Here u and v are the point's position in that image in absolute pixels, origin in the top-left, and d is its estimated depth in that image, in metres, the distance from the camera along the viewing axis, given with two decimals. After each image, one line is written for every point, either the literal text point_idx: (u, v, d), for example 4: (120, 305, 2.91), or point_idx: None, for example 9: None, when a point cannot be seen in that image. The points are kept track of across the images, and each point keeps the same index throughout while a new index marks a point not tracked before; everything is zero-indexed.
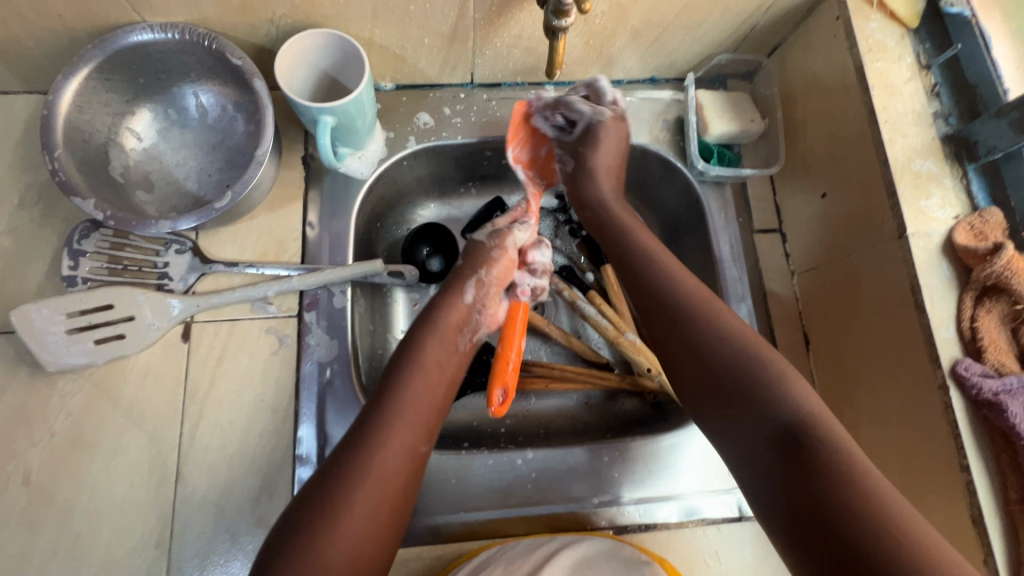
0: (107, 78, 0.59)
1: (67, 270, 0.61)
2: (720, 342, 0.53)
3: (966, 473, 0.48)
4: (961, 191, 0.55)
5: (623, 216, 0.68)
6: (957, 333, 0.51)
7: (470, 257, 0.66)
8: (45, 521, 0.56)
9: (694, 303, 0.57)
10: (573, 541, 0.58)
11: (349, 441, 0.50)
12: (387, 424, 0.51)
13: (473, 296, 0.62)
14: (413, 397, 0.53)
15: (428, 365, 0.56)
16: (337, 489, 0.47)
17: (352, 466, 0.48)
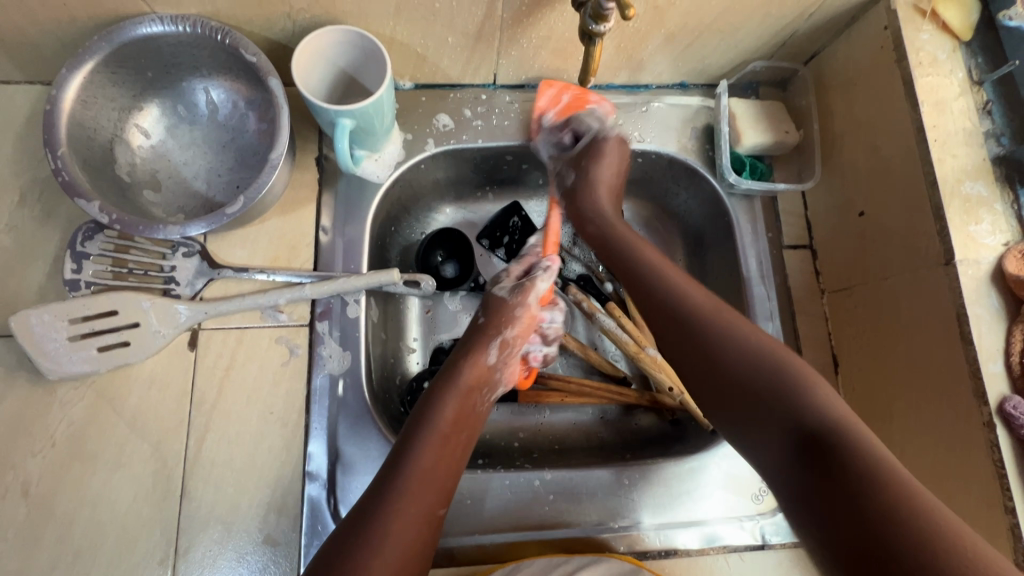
0: (114, 71, 0.56)
1: (70, 273, 0.58)
2: (738, 349, 0.51)
3: (1011, 516, 0.46)
4: (1012, 216, 0.53)
5: (627, 233, 0.66)
6: (1005, 367, 0.49)
7: (489, 313, 0.66)
8: (44, 535, 0.54)
9: (713, 324, 0.54)
10: (590, 563, 0.56)
11: (370, 503, 0.50)
12: (406, 490, 0.50)
13: (496, 356, 0.63)
14: (434, 447, 0.54)
15: (448, 425, 0.56)
16: (359, 549, 0.47)
17: (374, 529, 0.48)
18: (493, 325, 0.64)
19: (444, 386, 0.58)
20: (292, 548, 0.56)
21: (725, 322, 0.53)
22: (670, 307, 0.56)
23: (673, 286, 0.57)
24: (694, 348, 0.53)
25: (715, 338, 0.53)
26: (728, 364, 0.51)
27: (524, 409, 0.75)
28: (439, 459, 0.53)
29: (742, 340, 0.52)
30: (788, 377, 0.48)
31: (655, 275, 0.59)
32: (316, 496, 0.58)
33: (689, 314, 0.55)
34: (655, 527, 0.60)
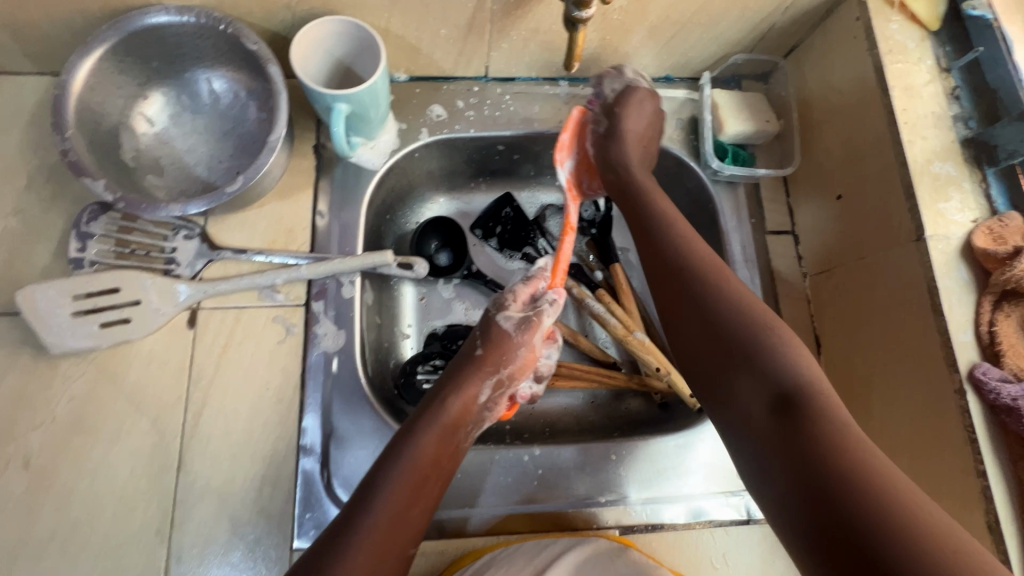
0: (121, 59, 0.59)
1: (74, 252, 0.60)
2: (727, 303, 0.52)
3: (982, 479, 0.48)
4: (980, 195, 0.55)
5: (644, 180, 0.65)
6: (975, 337, 0.50)
7: (490, 345, 0.61)
8: (43, 506, 0.55)
9: (706, 280, 0.54)
10: (576, 542, 0.57)
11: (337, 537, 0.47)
12: (373, 528, 0.47)
13: (489, 394, 0.60)
14: (410, 488, 0.50)
15: (427, 463, 0.53)
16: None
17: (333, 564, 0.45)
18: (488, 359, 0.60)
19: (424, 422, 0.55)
20: (286, 519, 0.57)
21: (716, 278, 0.54)
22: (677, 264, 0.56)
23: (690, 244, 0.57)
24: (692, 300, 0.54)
25: (712, 293, 0.53)
26: (716, 316, 0.52)
27: None
28: (414, 503, 0.50)
29: (732, 298, 0.53)
30: (770, 337, 0.49)
31: (664, 232, 0.59)
32: (310, 469, 0.59)
33: (689, 268, 0.55)
34: (642, 501, 0.62)
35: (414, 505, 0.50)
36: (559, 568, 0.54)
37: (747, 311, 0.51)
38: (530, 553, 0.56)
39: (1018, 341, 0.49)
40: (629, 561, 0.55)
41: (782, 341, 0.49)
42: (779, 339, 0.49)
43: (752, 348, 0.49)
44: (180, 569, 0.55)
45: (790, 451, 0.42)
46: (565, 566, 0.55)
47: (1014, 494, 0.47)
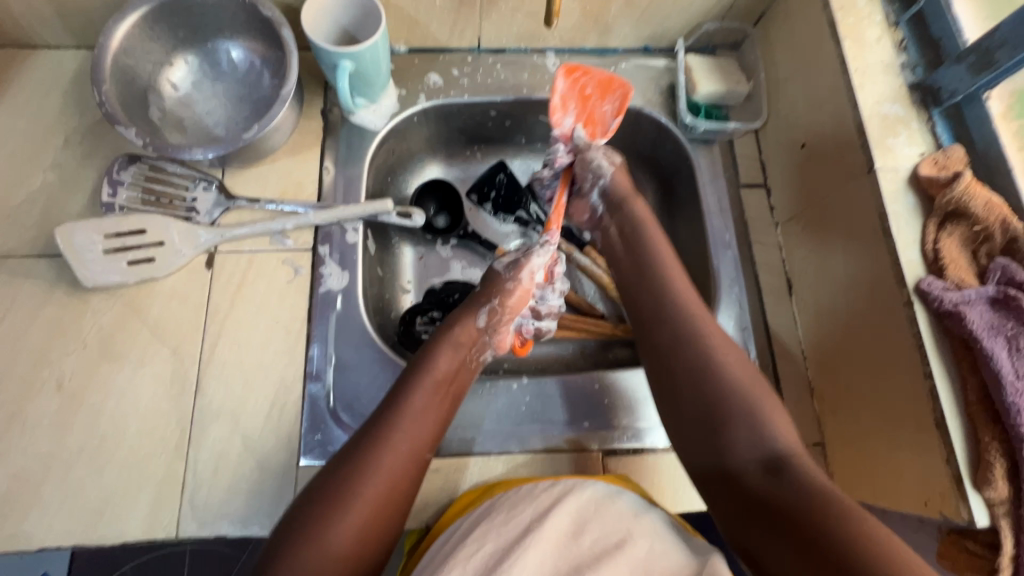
0: (152, 27, 0.66)
1: (106, 198, 0.67)
2: (723, 390, 0.54)
3: (930, 380, 0.52)
4: (926, 132, 0.60)
5: (651, 230, 0.68)
6: (921, 255, 0.55)
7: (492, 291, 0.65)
8: (74, 423, 0.61)
9: (698, 358, 0.57)
10: (575, 488, 0.56)
11: (343, 460, 0.52)
12: (376, 446, 0.52)
13: (486, 322, 0.64)
14: (412, 421, 0.55)
15: (434, 378, 0.58)
16: (322, 508, 0.49)
17: (343, 485, 0.50)
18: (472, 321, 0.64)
19: (417, 370, 0.58)
20: (294, 438, 0.62)
21: (715, 361, 0.56)
22: (680, 343, 0.58)
23: (691, 321, 0.59)
24: (696, 391, 0.55)
25: (710, 362, 0.56)
26: (708, 399, 0.54)
27: None
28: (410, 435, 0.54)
29: (732, 372, 0.55)
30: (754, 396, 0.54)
31: (667, 299, 0.62)
32: (316, 394, 0.64)
33: (694, 350, 0.57)
34: (624, 428, 0.66)
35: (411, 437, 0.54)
36: (561, 511, 0.52)
37: (746, 388, 0.54)
38: (537, 497, 0.55)
39: (960, 256, 0.54)
40: (627, 504, 0.55)
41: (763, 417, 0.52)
42: (774, 417, 0.52)
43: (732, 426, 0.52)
44: (197, 481, 0.60)
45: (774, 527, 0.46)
46: (566, 510, 0.53)
47: (959, 392, 0.51)
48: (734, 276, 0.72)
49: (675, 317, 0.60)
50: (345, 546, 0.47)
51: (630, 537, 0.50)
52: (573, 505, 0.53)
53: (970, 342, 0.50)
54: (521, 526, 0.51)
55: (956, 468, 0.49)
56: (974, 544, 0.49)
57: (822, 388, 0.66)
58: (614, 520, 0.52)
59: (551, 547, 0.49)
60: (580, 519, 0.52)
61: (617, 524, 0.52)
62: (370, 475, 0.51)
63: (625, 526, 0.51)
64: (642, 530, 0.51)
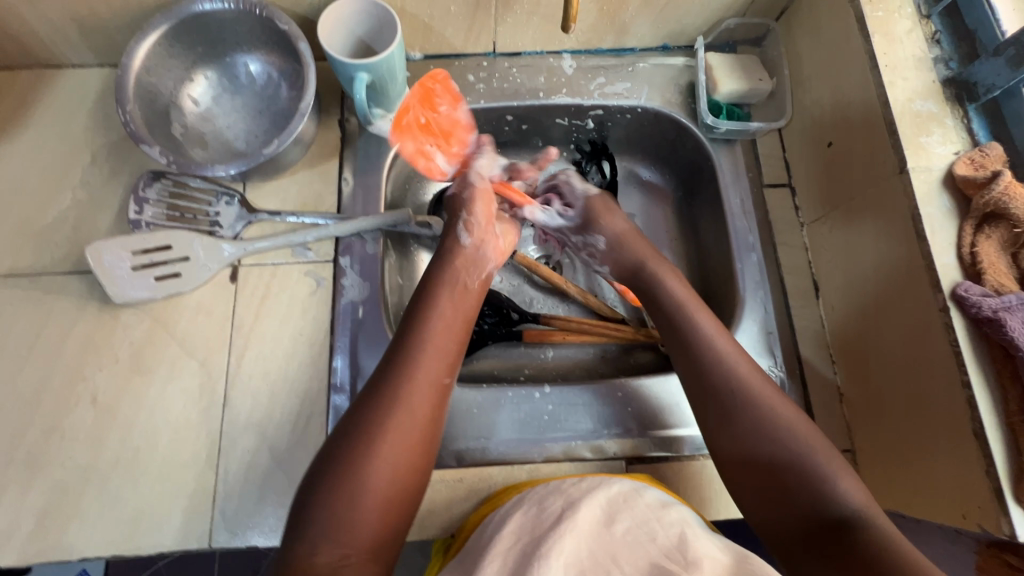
0: (172, 44, 0.67)
1: (133, 215, 0.68)
2: (777, 450, 0.52)
3: (967, 389, 0.50)
4: (962, 129, 0.58)
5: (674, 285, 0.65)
6: (957, 259, 0.53)
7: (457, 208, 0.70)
8: (109, 436, 0.62)
9: (751, 420, 0.53)
10: (603, 483, 0.56)
11: (364, 404, 0.52)
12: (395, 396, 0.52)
13: (471, 238, 0.67)
14: (424, 362, 0.55)
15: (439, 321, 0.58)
16: (353, 448, 0.49)
17: (371, 422, 0.50)
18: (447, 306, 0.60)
19: (413, 320, 0.57)
20: (320, 449, 0.63)
21: (757, 401, 0.54)
22: (717, 390, 0.56)
23: (732, 367, 0.56)
24: (736, 442, 0.54)
25: (753, 408, 0.54)
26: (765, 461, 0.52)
27: (529, 348, 0.81)
28: (394, 434, 0.50)
29: (779, 419, 0.53)
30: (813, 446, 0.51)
31: (708, 344, 0.59)
32: (340, 405, 0.65)
33: (741, 410, 0.54)
34: (648, 436, 0.65)
35: (399, 436, 0.50)
36: (590, 503, 0.53)
37: (801, 449, 0.51)
38: (564, 490, 0.56)
39: (998, 260, 0.52)
40: (653, 498, 0.55)
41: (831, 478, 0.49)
42: (836, 469, 0.50)
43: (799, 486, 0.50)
44: (227, 491, 0.61)
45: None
46: (596, 502, 0.53)
47: (998, 402, 0.49)
48: (759, 280, 0.70)
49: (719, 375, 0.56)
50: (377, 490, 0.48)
51: (660, 529, 0.50)
52: (600, 497, 0.54)
53: (1011, 350, 0.48)
54: (552, 515, 0.52)
55: (996, 481, 0.48)
56: (1016, 559, 0.48)
57: (853, 393, 0.64)
58: (641, 511, 0.52)
59: (583, 535, 0.49)
60: (607, 510, 0.52)
61: (645, 517, 0.51)
62: (382, 435, 0.50)
63: (653, 518, 0.51)
64: (670, 521, 0.51)
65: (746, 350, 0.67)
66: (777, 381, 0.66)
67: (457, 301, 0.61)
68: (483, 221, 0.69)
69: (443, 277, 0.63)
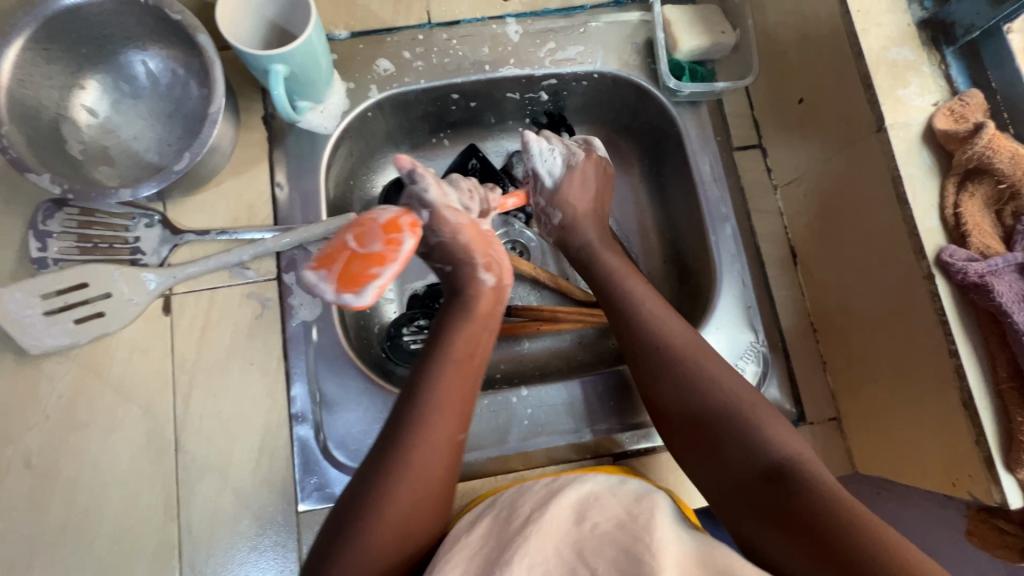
0: (46, 47, 0.57)
1: (36, 252, 0.60)
2: (713, 385, 0.52)
3: (954, 358, 0.48)
4: (940, 77, 0.54)
5: (610, 258, 0.63)
6: (941, 222, 0.50)
7: (449, 258, 0.59)
8: (51, 500, 0.57)
9: (683, 358, 0.54)
10: (577, 480, 0.53)
11: (386, 442, 0.49)
12: (419, 436, 0.49)
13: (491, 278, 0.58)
14: (445, 402, 0.51)
15: (458, 354, 0.53)
16: (374, 490, 0.47)
17: (393, 462, 0.48)
18: (465, 351, 0.54)
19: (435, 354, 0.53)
20: (288, 485, 0.59)
21: (695, 360, 0.54)
22: (646, 337, 0.56)
23: (664, 329, 0.56)
24: (677, 393, 0.53)
25: (696, 378, 0.53)
26: (706, 400, 0.52)
27: (501, 342, 0.76)
28: (403, 499, 0.47)
29: (713, 374, 0.53)
30: (758, 413, 0.50)
31: (623, 295, 0.59)
32: (305, 436, 0.60)
33: (674, 346, 0.55)
34: (633, 428, 0.63)
35: (420, 484, 0.48)
36: (561, 503, 0.49)
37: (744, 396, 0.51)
38: (544, 491, 0.51)
39: (982, 219, 0.50)
40: (628, 490, 0.51)
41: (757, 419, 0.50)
42: (770, 426, 0.50)
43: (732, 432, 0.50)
44: (194, 543, 0.57)
45: (780, 521, 0.45)
46: (567, 501, 0.50)
47: (986, 369, 0.47)
48: (735, 252, 0.67)
49: (655, 330, 0.56)
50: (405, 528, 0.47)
51: (630, 518, 0.47)
52: (571, 497, 0.50)
53: (999, 317, 0.46)
54: (521, 518, 0.48)
55: (986, 451, 0.47)
56: (1007, 524, 0.47)
57: (837, 363, 0.63)
58: (616, 506, 0.49)
59: (553, 535, 0.46)
60: (578, 510, 0.48)
61: (617, 513, 0.48)
62: (403, 480, 0.47)
63: (624, 513, 0.48)
64: (641, 510, 0.48)
65: (726, 328, 0.64)
66: (759, 357, 0.64)
67: (472, 341, 0.55)
68: (481, 255, 0.58)
69: (453, 314, 0.56)
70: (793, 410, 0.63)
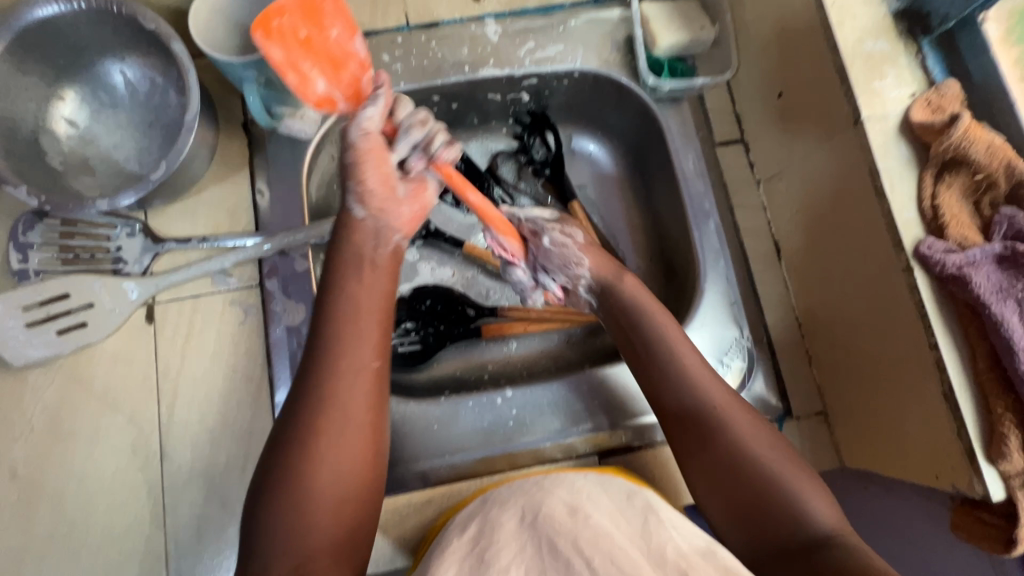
0: (22, 60, 0.57)
1: (17, 264, 0.60)
2: (755, 454, 0.50)
3: (935, 351, 0.48)
4: (916, 68, 0.53)
5: (636, 295, 0.60)
6: (919, 214, 0.50)
7: (357, 197, 0.54)
8: (37, 510, 0.57)
9: (725, 425, 0.52)
10: (563, 478, 0.51)
11: (294, 417, 0.48)
12: (323, 415, 0.48)
13: (399, 237, 0.56)
14: (348, 381, 0.49)
15: (351, 315, 0.52)
16: (285, 470, 0.46)
17: (297, 447, 0.47)
18: (356, 314, 0.52)
19: (323, 320, 0.51)
20: None
21: (734, 428, 0.51)
22: (687, 407, 0.53)
23: (704, 392, 0.53)
24: (717, 462, 0.51)
25: (734, 448, 0.51)
26: (749, 468, 0.49)
27: (489, 343, 0.75)
28: (330, 476, 0.46)
29: (748, 442, 0.51)
30: (796, 479, 0.49)
31: (658, 344, 0.57)
32: None
33: (707, 413, 0.52)
34: (619, 427, 0.63)
35: (336, 467, 0.47)
36: (551, 501, 0.48)
37: (786, 463, 0.50)
38: (528, 490, 0.51)
39: (960, 212, 0.49)
40: (618, 487, 0.51)
41: (792, 487, 0.48)
42: (804, 488, 0.48)
43: (768, 500, 0.48)
44: (180, 550, 0.57)
45: None
46: (555, 501, 0.48)
47: (966, 360, 0.47)
48: (719, 248, 0.66)
49: (691, 392, 0.54)
50: (331, 519, 0.46)
51: (624, 519, 0.47)
52: (560, 492, 0.49)
53: (978, 308, 0.46)
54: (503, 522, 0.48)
55: (968, 443, 0.46)
56: (990, 516, 0.47)
57: (822, 357, 0.62)
58: (609, 504, 0.49)
59: (544, 532, 0.46)
60: (569, 502, 0.48)
61: (612, 509, 0.48)
62: (317, 460, 0.46)
63: (617, 511, 0.48)
64: (634, 511, 0.48)
65: (712, 325, 0.64)
66: (745, 352, 0.63)
67: (370, 299, 0.53)
68: (409, 205, 0.56)
69: (341, 259, 0.54)
70: (781, 405, 0.63)
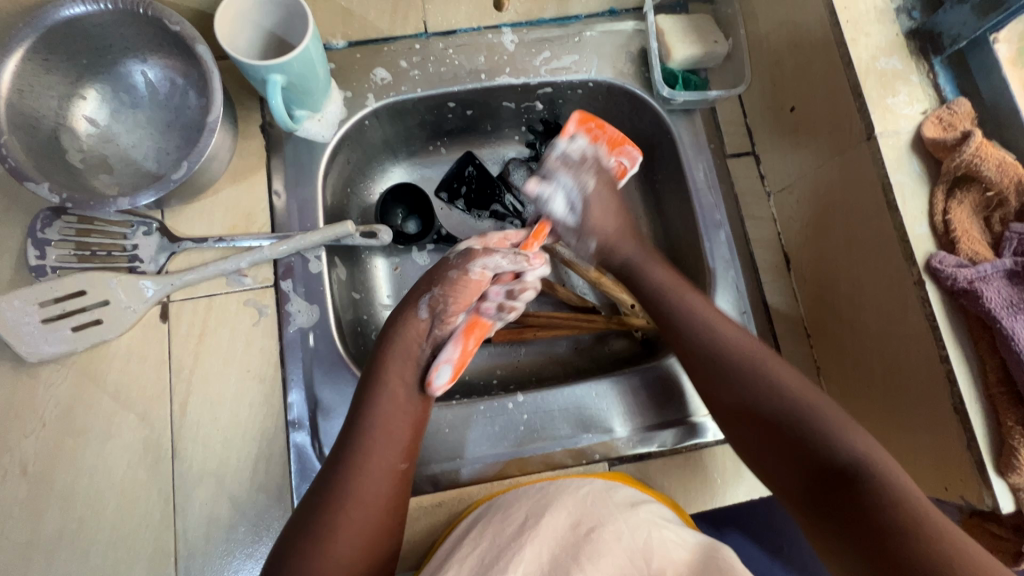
0: (46, 58, 0.57)
1: (34, 260, 0.60)
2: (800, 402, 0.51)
3: (946, 364, 0.49)
4: (928, 86, 0.54)
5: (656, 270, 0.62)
6: (931, 228, 0.51)
7: (434, 281, 0.60)
8: (48, 508, 0.57)
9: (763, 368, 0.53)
10: (571, 485, 0.52)
11: (335, 466, 0.52)
12: (356, 473, 0.51)
13: (428, 314, 0.59)
14: (378, 443, 0.53)
15: (393, 391, 0.56)
16: (322, 517, 0.49)
17: (332, 497, 0.50)
18: (399, 388, 0.56)
19: (370, 388, 0.56)
20: (284, 492, 0.59)
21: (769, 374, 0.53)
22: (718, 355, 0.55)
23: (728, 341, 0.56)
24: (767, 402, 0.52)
25: (778, 393, 0.52)
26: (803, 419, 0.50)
27: (498, 348, 0.76)
28: (352, 527, 0.49)
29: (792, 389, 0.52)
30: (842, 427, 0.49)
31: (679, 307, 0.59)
32: (302, 443, 0.61)
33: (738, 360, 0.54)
34: (628, 435, 0.63)
35: (360, 520, 0.50)
36: (556, 513, 0.49)
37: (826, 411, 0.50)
38: (536, 495, 0.51)
39: (971, 227, 0.50)
40: (624, 496, 0.51)
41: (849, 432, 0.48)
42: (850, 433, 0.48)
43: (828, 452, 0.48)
44: (189, 549, 0.57)
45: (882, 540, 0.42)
46: (560, 513, 0.49)
47: (977, 374, 0.48)
48: (729, 258, 0.67)
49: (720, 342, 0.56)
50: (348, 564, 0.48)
51: (626, 531, 0.47)
52: (566, 500, 0.50)
53: (989, 322, 0.47)
54: (514, 525, 0.48)
55: (978, 455, 0.47)
56: (999, 529, 0.48)
57: (830, 368, 0.63)
58: (613, 514, 0.48)
59: (547, 542, 0.47)
60: (574, 512, 0.49)
61: (616, 517, 0.48)
62: (346, 511, 0.50)
63: (622, 518, 0.48)
64: (638, 523, 0.47)
65: None
66: None
67: (409, 375, 0.57)
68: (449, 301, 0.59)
69: (387, 353, 0.57)
70: None
